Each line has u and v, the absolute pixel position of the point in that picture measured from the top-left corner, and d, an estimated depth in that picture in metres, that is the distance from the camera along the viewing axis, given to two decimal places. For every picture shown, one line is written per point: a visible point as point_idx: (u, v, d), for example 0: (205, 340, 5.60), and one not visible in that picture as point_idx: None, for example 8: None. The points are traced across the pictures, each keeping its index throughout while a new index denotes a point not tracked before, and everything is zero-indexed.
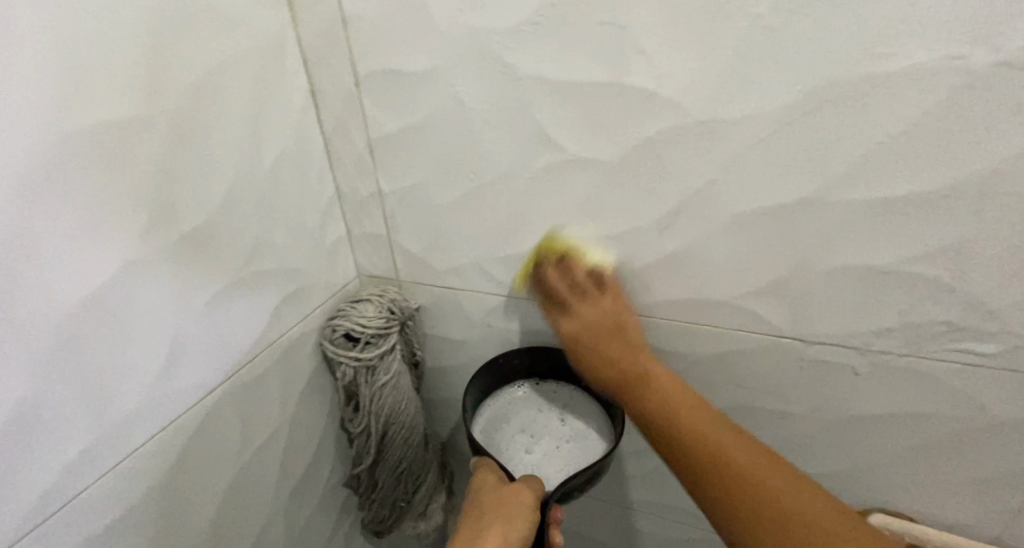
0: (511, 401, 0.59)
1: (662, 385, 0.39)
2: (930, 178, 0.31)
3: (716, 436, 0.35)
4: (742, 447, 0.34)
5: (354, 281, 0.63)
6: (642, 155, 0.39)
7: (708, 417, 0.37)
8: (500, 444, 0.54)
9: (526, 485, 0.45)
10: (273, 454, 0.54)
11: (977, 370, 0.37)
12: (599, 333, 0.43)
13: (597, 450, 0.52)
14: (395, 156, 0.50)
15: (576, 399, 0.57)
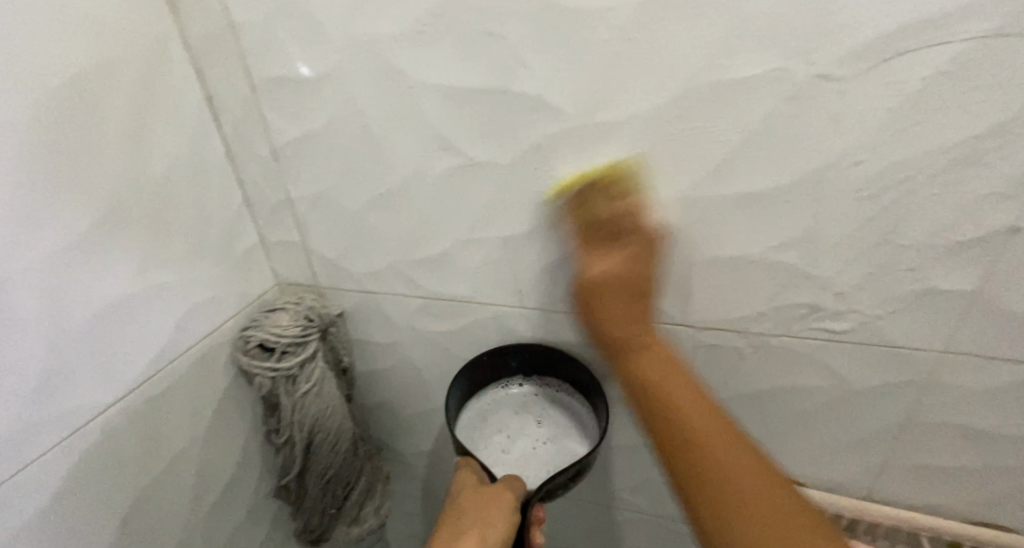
0: (491, 401, 0.56)
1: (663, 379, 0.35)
2: (777, 177, 0.35)
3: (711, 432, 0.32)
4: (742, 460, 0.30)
5: (272, 289, 0.62)
6: (532, 158, 0.41)
7: (713, 420, 0.32)
8: (480, 443, 0.52)
9: (507, 486, 0.43)
10: (187, 472, 0.53)
11: (836, 346, 0.41)
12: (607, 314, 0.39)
13: (579, 451, 0.51)
14: (300, 161, 0.49)
15: (558, 400, 0.55)
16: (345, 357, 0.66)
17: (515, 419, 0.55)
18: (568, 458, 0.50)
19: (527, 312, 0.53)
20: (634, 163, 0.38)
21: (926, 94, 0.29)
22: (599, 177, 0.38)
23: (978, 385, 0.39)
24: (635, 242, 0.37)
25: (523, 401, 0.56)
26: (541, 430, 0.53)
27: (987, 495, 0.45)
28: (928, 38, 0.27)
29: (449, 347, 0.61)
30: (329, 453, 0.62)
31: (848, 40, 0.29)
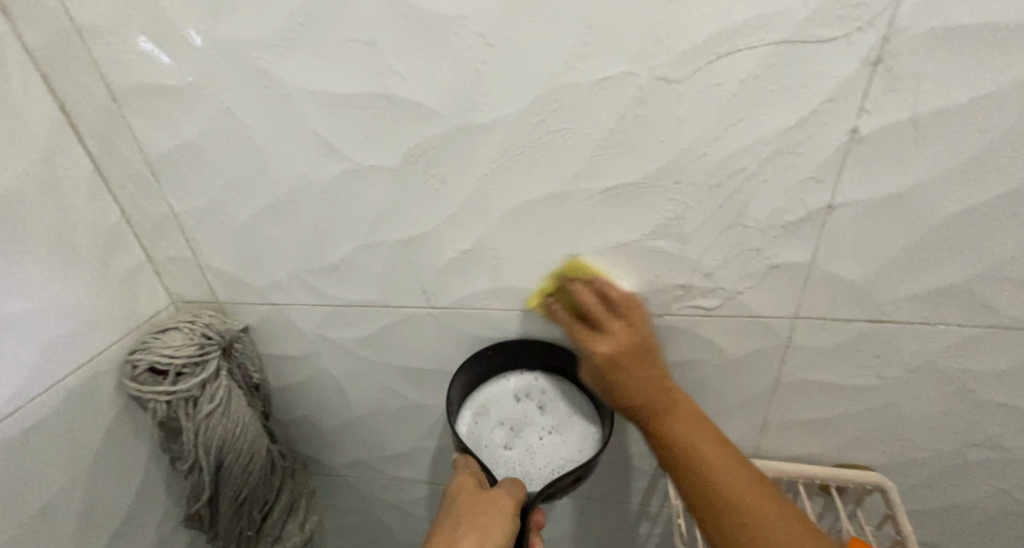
0: (494, 392, 0.55)
1: (681, 429, 0.40)
2: (638, 169, 0.39)
3: (728, 474, 0.38)
4: (749, 488, 0.38)
5: (166, 309, 0.58)
6: (416, 161, 0.42)
7: (726, 462, 0.38)
8: (481, 441, 0.51)
9: (507, 491, 0.43)
10: (77, 511, 0.50)
11: (711, 320, 0.46)
12: (632, 359, 0.42)
13: (584, 445, 0.49)
14: (181, 171, 0.47)
15: (562, 389, 0.54)
16: (255, 373, 0.63)
17: (519, 411, 0.53)
18: (572, 455, 0.49)
19: (435, 311, 0.54)
20: (579, 262, 0.45)
21: (744, 91, 0.33)
22: (591, 277, 0.45)
23: (826, 343, 0.45)
24: (624, 327, 0.43)
25: (527, 391, 0.54)
26: (545, 423, 0.52)
27: (848, 438, 0.51)
28: (739, 42, 0.31)
29: (363, 353, 0.61)
30: (241, 475, 0.59)
31: (676, 47, 0.32)
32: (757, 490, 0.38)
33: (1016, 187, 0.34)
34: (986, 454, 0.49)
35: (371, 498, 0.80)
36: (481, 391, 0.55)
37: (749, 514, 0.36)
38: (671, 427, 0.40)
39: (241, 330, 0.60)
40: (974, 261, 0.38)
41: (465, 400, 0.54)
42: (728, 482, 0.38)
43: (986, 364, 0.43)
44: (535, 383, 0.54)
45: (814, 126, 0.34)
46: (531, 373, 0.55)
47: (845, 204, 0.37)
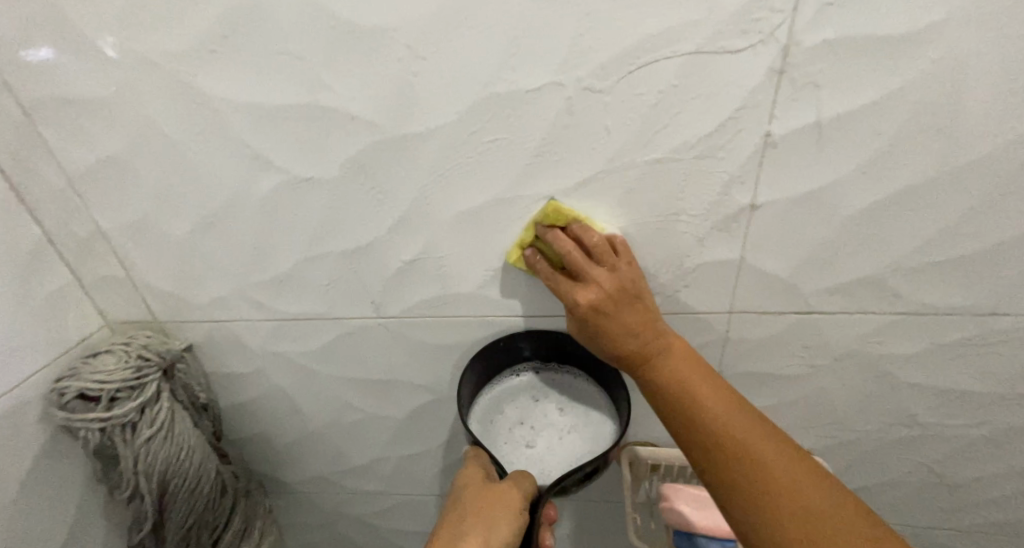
0: (509, 389, 0.54)
1: (684, 375, 0.37)
2: (571, 175, 0.40)
3: (739, 421, 0.35)
4: (774, 449, 0.33)
5: (100, 331, 0.56)
6: (354, 172, 0.42)
7: (738, 410, 0.35)
8: (498, 439, 0.50)
9: (515, 486, 0.42)
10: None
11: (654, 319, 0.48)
12: (615, 302, 0.39)
13: (602, 440, 0.48)
14: (108, 187, 0.46)
15: (575, 382, 0.53)
16: (201, 393, 0.61)
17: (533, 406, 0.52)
18: (591, 448, 0.48)
19: (386, 320, 0.54)
20: (559, 206, 0.41)
21: (665, 98, 0.35)
22: (542, 225, 0.42)
23: (761, 334, 0.47)
24: (602, 269, 0.40)
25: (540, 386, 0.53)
26: (560, 417, 0.51)
27: (787, 425, 0.54)
28: (654, 51, 0.33)
29: (314, 367, 0.60)
30: (187, 501, 0.57)
31: (596, 59, 0.34)
32: (775, 442, 0.34)
33: (911, 185, 0.37)
34: (908, 431, 0.52)
35: (333, 514, 0.79)
36: (492, 388, 0.54)
37: (764, 460, 0.33)
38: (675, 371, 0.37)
39: (184, 350, 0.58)
40: (884, 253, 0.41)
41: (479, 395, 0.53)
42: (744, 430, 0.34)
43: (902, 347, 0.46)
44: (550, 379, 0.53)
45: (731, 131, 0.36)
46: (544, 369, 0.54)
47: (767, 202, 0.39)
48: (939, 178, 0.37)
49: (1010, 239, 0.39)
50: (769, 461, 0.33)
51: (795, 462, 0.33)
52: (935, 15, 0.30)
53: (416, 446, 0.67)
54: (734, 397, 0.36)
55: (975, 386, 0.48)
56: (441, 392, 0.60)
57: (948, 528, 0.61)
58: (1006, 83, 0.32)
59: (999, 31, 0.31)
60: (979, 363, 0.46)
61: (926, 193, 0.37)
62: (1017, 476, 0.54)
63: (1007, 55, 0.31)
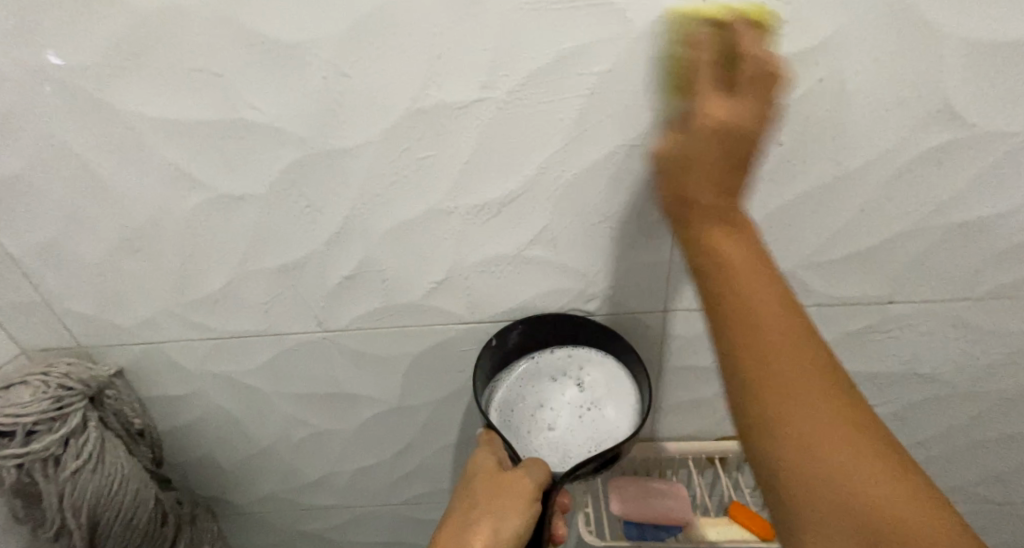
0: (526, 370, 0.51)
1: (753, 291, 0.28)
2: (507, 183, 0.42)
3: (817, 402, 0.27)
4: (834, 408, 0.27)
5: (13, 361, 0.53)
6: (285, 186, 0.42)
7: (826, 391, 0.27)
8: (518, 425, 0.48)
9: (527, 475, 0.40)
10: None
11: (594, 317, 0.51)
12: (727, 143, 0.28)
13: (626, 421, 0.46)
14: (13, 209, 0.43)
15: (596, 359, 0.51)
16: (136, 418, 0.58)
17: (552, 387, 0.50)
18: (618, 431, 0.46)
19: (329, 334, 0.53)
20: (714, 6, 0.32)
21: (583, 115, 0.38)
22: (738, 16, 0.31)
23: (689, 332, 0.53)
24: (754, 91, 0.29)
25: (558, 364, 0.51)
26: (582, 397, 0.49)
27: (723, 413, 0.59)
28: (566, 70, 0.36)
29: (258, 385, 0.58)
30: (123, 533, 0.55)
31: (516, 76, 0.37)
32: (841, 421, 0.27)
33: (810, 190, 0.41)
34: None
35: (288, 534, 0.77)
36: (507, 372, 0.51)
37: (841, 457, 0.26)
38: (762, 298, 0.28)
39: (113, 375, 0.55)
40: (794, 251, 0.45)
41: (493, 381, 0.51)
42: (833, 417, 0.26)
43: (816, 336, 0.51)
44: (566, 355, 0.51)
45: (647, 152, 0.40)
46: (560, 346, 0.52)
47: None
48: (834, 183, 0.40)
49: (899, 235, 0.43)
50: (862, 464, 0.26)
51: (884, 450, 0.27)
52: (808, 42, 0.34)
53: (370, 459, 0.67)
54: (816, 352, 0.28)
55: (881, 368, 0.53)
56: (391, 403, 0.60)
57: None
58: (883, 99, 0.36)
59: (873, 54, 0.34)
60: (883, 347, 0.51)
61: (823, 197, 0.41)
62: (922, 446, 0.60)
63: (877, 76, 0.35)
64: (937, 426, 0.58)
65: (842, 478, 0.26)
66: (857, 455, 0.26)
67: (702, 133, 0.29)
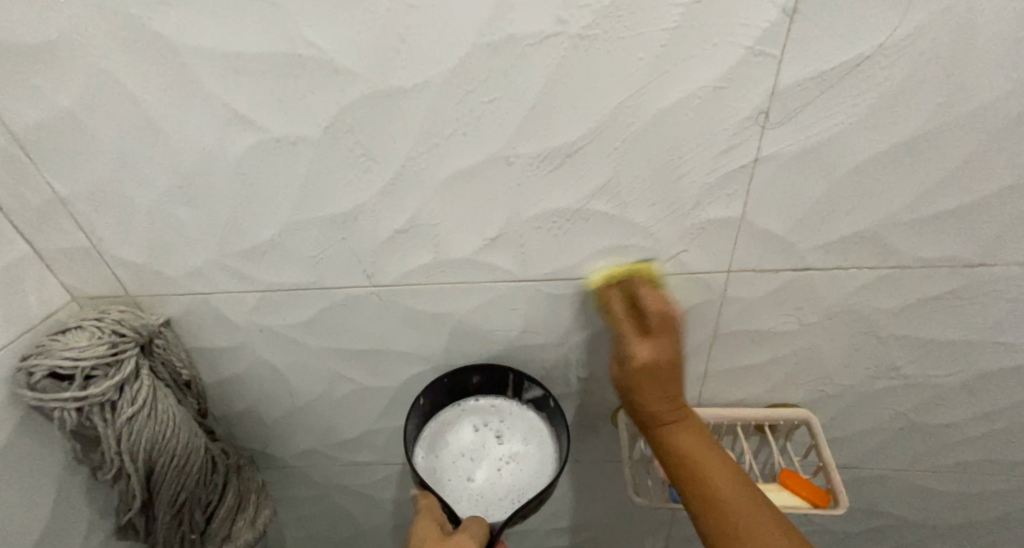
0: (451, 420, 0.56)
1: (660, 410, 0.45)
2: (574, 128, 0.40)
3: (727, 481, 0.42)
4: (728, 478, 0.43)
5: (65, 308, 0.53)
6: (340, 130, 0.40)
7: (714, 463, 0.43)
8: (442, 476, 0.51)
9: (467, 534, 0.43)
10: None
11: (652, 278, 0.49)
12: (656, 372, 0.45)
13: (543, 466, 0.52)
14: (61, 147, 0.42)
15: (516, 411, 0.57)
16: (184, 369, 0.59)
17: (477, 436, 0.55)
18: (534, 478, 0.51)
19: (377, 290, 0.52)
20: (651, 269, 0.48)
21: (664, 53, 0.35)
22: (642, 281, 0.47)
23: (753, 294, 0.49)
24: (665, 336, 0.45)
25: (479, 415, 0.57)
26: (501, 448, 0.54)
27: (777, 380, 0.57)
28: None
29: (304, 340, 0.58)
30: (177, 479, 0.56)
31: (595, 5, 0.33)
32: (732, 483, 0.42)
33: (909, 138, 0.38)
34: (888, 381, 0.55)
35: (327, 488, 0.79)
36: (434, 422, 0.56)
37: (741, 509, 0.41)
38: (656, 406, 0.45)
39: (162, 325, 0.55)
40: (878, 207, 0.42)
41: (421, 431, 0.56)
42: (727, 485, 0.42)
43: (889, 301, 0.48)
44: (489, 406, 0.57)
45: (731, 92, 0.37)
46: (484, 396, 0.58)
47: (770, 155, 0.40)
48: (937, 130, 0.37)
49: (997, 191, 0.40)
50: (763, 517, 0.40)
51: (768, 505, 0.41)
52: None
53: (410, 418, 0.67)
54: (728, 464, 0.44)
55: (954, 336, 0.50)
56: (435, 362, 0.59)
57: (919, 468, 0.65)
58: (1007, 30, 0.32)
59: None
60: (960, 314, 0.49)
61: (921, 147, 0.38)
62: (986, 419, 0.58)
63: (1007, 5, 0.32)
64: (1005, 399, 0.55)
65: (739, 517, 0.40)
66: (759, 517, 0.40)
67: (631, 367, 0.45)
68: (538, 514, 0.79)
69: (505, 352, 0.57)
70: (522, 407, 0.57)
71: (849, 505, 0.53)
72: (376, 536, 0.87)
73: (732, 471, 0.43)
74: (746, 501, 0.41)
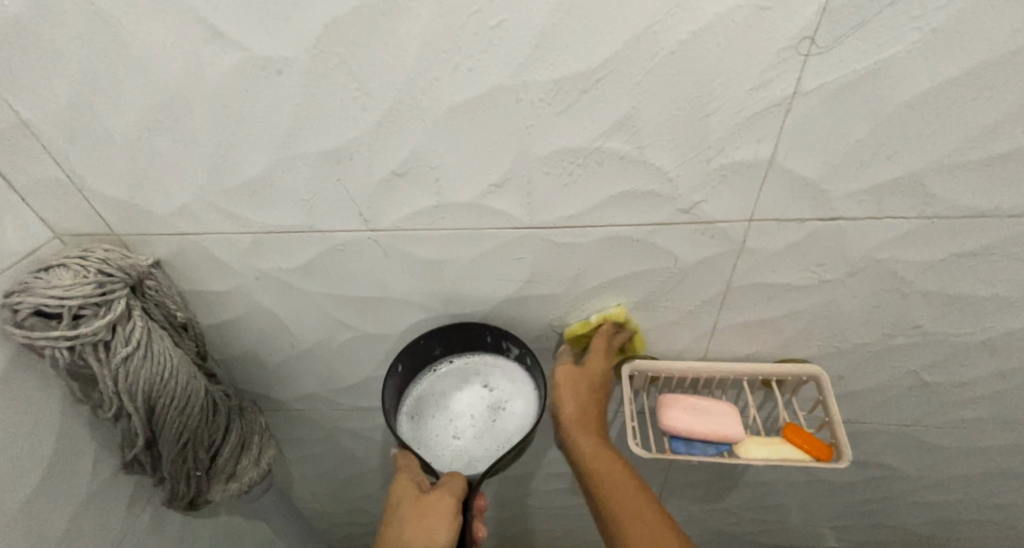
0: (432, 384, 0.57)
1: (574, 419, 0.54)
2: (590, 55, 0.35)
3: (624, 484, 0.49)
4: (636, 499, 0.47)
5: (48, 245, 0.50)
6: (330, 53, 0.36)
7: (615, 471, 0.50)
8: (426, 436, 0.53)
9: (445, 491, 0.45)
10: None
11: (669, 227, 0.46)
12: (589, 388, 0.55)
13: (526, 417, 0.53)
14: (24, 67, 0.38)
15: (495, 366, 0.58)
16: (179, 311, 0.57)
17: (460, 395, 0.55)
18: (515, 429, 0.52)
19: (375, 234, 0.49)
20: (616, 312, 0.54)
21: None
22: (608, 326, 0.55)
23: (776, 246, 0.46)
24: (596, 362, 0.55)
25: (460, 376, 0.57)
26: (482, 402, 0.55)
27: (788, 336, 0.55)
28: None
29: (301, 287, 0.56)
30: (179, 420, 0.56)
31: None
32: (630, 483, 0.49)
33: (968, 69, 0.34)
34: (905, 339, 0.53)
35: (330, 431, 0.79)
36: (415, 386, 0.57)
37: (643, 524, 0.45)
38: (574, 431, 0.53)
39: (151, 266, 0.53)
40: (920, 151, 0.38)
41: (404, 395, 0.56)
42: (632, 501, 0.47)
43: (919, 255, 0.45)
44: (467, 365, 0.58)
45: (774, 14, 0.32)
46: (462, 356, 0.59)
47: (809, 91, 0.36)
48: (1000, 61, 0.33)
49: None
50: (651, 526, 0.45)
51: (654, 512, 0.46)
52: None
53: None
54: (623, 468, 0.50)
55: (983, 293, 0.48)
56: (436, 312, 0.57)
57: (925, 424, 0.64)
58: None
59: None
60: (992, 270, 0.46)
61: (978, 80, 0.34)
62: (1000, 378, 0.56)
63: None
64: None
65: (636, 532, 0.44)
66: (638, 521, 0.45)
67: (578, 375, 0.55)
68: (538, 461, 0.80)
69: (508, 302, 0.55)
70: (504, 361, 0.58)
71: (850, 461, 0.53)
72: (379, 476, 0.89)
73: (632, 482, 0.49)
74: (645, 515, 0.46)
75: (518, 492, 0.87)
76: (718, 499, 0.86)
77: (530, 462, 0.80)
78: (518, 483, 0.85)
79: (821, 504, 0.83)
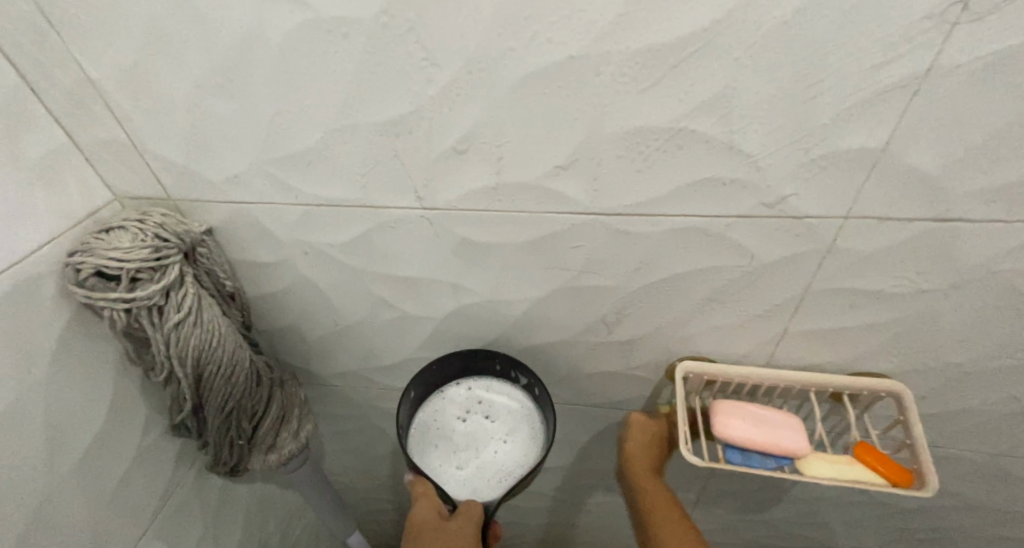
0: (438, 408, 0.57)
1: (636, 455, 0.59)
2: (688, 19, 0.31)
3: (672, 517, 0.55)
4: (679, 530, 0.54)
5: (108, 206, 0.50)
6: (400, 12, 0.33)
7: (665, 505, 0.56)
8: (433, 463, 0.52)
9: (465, 521, 0.47)
10: (38, 415, 0.47)
11: (749, 221, 0.42)
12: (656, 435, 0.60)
13: (532, 448, 0.52)
14: (92, 21, 0.37)
15: (501, 393, 0.57)
16: (227, 280, 0.56)
17: (465, 422, 0.55)
18: (521, 460, 0.52)
19: (429, 213, 0.47)
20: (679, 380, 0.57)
21: None
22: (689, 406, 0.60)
23: (870, 248, 0.42)
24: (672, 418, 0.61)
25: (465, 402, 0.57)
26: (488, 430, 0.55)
27: (869, 348, 0.50)
28: None
29: (349, 263, 0.54)
30: (224, 388, 0.56)
31: None
32: (677, 517, 0.55)
33: None
34: (1008, 361, 0.48)
35: (366, 410, 0.79)
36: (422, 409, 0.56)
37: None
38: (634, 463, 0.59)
39: (204, 233, 0.52)
40: None
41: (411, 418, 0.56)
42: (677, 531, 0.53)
43: None
44: (472, 392, 0.58)
45: None
46: (468, 380, 0.59)
47: (945, 69, 0.31)
48: None
49: None
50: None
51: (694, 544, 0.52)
52: None
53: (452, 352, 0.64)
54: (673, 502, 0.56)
55: None
56: (485, 297, 0.55)
57: (1013, 455, 0.58)
58: None
59: None
60: None
61: None
62: None
63: None
64: None
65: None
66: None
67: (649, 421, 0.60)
68: (573, 458, 0.77)
69: (561, 292, 0.52)
70: (511, 389, 0.57)
71: (937, 488, 0.48)
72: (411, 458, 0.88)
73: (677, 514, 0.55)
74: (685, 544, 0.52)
75: (550, 488, 0.85)
76: (762, 512, 0.81)
77: (566, 458, 0.77)
78: (550, 478, 0.82)
79: (875, 528, 0.77)
